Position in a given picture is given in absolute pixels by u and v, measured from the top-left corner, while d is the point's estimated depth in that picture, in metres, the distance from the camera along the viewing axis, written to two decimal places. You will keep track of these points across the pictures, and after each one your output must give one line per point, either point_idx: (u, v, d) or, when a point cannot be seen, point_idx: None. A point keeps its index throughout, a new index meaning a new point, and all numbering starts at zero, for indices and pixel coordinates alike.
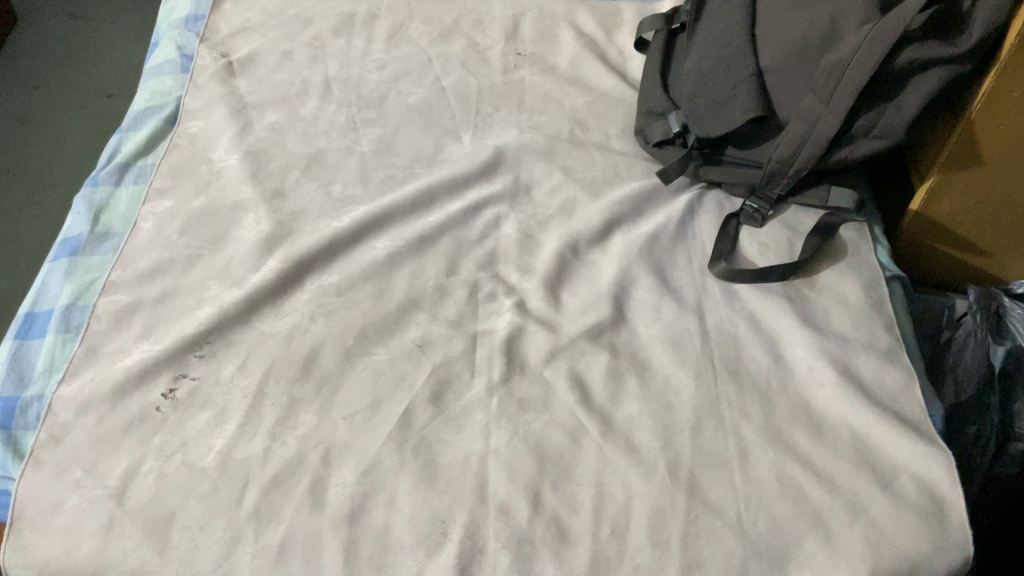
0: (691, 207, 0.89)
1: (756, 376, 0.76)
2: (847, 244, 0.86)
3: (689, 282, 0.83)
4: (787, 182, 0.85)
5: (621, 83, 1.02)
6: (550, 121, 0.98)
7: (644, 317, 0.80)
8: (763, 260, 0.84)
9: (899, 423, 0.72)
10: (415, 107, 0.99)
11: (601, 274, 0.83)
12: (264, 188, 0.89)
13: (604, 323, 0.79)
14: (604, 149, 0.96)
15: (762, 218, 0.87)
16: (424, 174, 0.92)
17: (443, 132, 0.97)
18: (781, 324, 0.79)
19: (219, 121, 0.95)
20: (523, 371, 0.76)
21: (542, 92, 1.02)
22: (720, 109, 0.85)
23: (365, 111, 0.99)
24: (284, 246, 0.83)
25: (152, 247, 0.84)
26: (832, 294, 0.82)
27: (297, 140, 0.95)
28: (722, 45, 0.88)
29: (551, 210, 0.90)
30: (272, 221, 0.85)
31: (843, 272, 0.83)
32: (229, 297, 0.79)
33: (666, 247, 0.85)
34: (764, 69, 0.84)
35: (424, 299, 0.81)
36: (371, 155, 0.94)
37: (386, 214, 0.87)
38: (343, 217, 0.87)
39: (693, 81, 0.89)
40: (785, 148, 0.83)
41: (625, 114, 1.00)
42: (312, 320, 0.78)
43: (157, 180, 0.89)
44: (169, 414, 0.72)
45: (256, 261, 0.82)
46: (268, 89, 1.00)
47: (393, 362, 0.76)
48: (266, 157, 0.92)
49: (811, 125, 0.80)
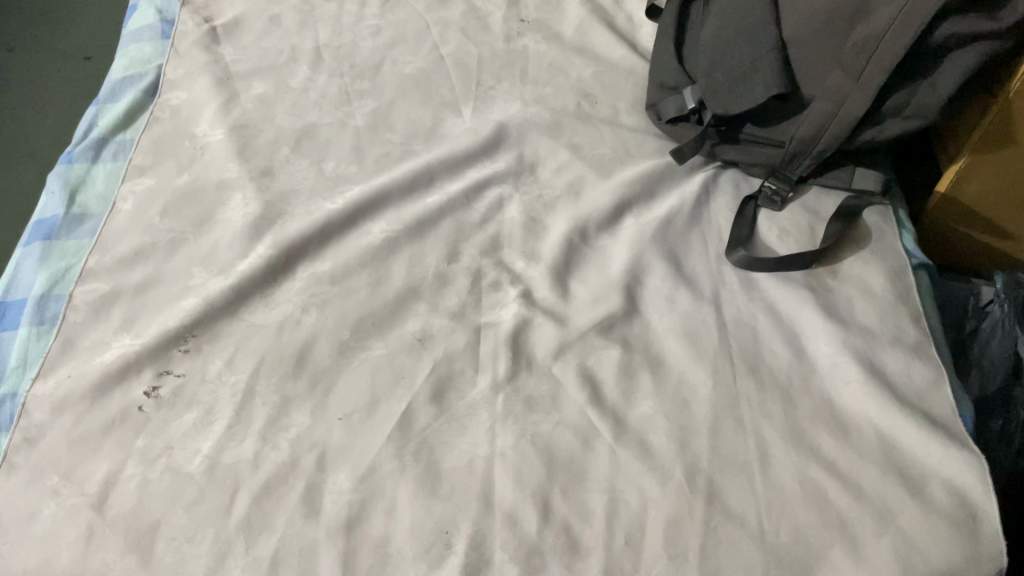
0: (706, 189, 0.84)
1: (777, 372, 0.71)
2: (871, 229, 0.81)
3: (705, 269, 0.78)
4: (810, 162, 0.80)
5: (630, 52, 0.96)
6: (555, 94, 0.93)
7: (657, 307, 0.75)
8: (783, 248, 0.79)
9: (928, 424, 0.68)
10: (412, 77, 0.93)
11: (611, 260, 0.79)
12: (251, 166, 0.83)
13: (615, 315, 0.74)
14: (613, 124, 0.90)
15: (781, 201, 0.82)
16: (422, 151, 0.87)
17: (442, 104, 0.91)
18: (803, 315, 0.75)
19: (203, 92, 0.89)
20: (530, 367, 0.71)
21: (547, 61, 0.96)
22: (740, 85, 0.80)
23: (359, 82, 0.92)
24: (274, 230, 0.78)
25: (132, 230, 0.78)
26: (856, 283, 0.77)
27: (287, 113, 0.89)
28: (741, 14, 0.81)
29: (557, 191, 0.84)
30: (261, 203, 0.80)
31: (867, 259, 0.79)
32: (216, 287, 0.74)
33: (681, 232, 0.81)
34: (788, 40, 0.78)
35: (424, 288, 0.76)
36: (366, 129, 0.88)
37: (383, 195, 0.82)
38: (337, 199, 0.81)
39: (710, 54, 0.83)
40: (809, 127, 0.78)
41: (635, 85, 0.94)
42: (304, 311, 0.74)
43: (136, 157, 0.83)
44: (152, 415, 0.67)
45: (243, 246, 0.77)
46: (254, 57, 0.93)
47: (391, 358, 0.71)
48: (254, 132, 0.86)
49: (838, 104, 0.76)
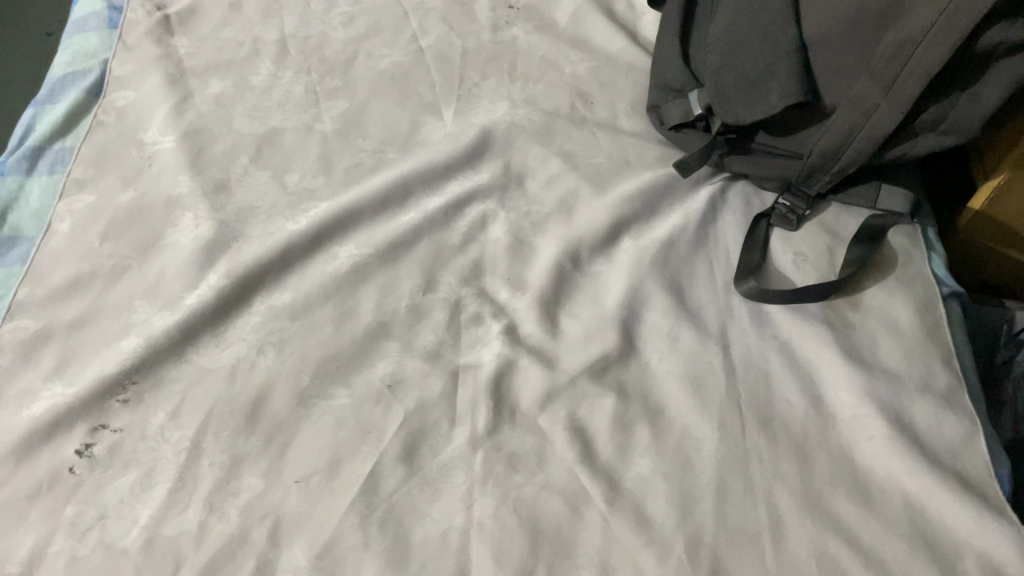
0: (713, 205, 0.75)
1: (791, 426, 0.63)
2: (897, 253, 0.72)
3: (711, 301, 0.69)
4: (830, 179, 0.71)
5: (631, 44, 0.86)
6: (547, 92, 0.83)
7: (657, 346, 0.67)
8: (800, 275, 0.71)
9: (962, 489, 0.59)
10: (388, 73, 0.84)
11: (606, 290, 0.70)
12: (205, 180, 0.74)
13: (610, 357, 0.66)
14: (610, 129, 0.81)
15: (797, 220, 0.73)
16: (397, 161, 0.78)
17: (420, 105, 0.82)
18: (821, 357, 0.66)
19: (153, 92, 0.80)
20: (513, 418, 0.63)
21: (538, 55, 0.86)
22: (753, 90, 0.70)
23: (328, 78, 0.83)
24: (228, 256, 0.70)
25: (68, 256, 0.69)
26: (881, 318, 0.68)
27: (246, 116, 0.79)
28: (755, 7, 0.72)
29: (547, 207, 0.76)
30: (214, 224, 0.71)
31: (893, 289, 0.70)
32: (160, 324, 0.66)
33: (684, 256, 0.72)
34: (809, 40, 0.69)
35: (395, 323, 0.68)
36: (335, 135, 0.79)
37: (352, 214, 0.73)
38: (300, 218, 0.73)
39: (719, 52, 0.73)
40: (830, 140, 0.69)
41: (635, 83, 0.84)
42: (260, 352, 0.65)
43: (76, 170, 0.75)
44: (85, 477, 0.59)
45: (193, 275, 0.68)
46: (212, 51, 0.84)
47: (356, 408, 0.63)
48: (209, 138, 0.77)
49: (866, 115, 0.66)
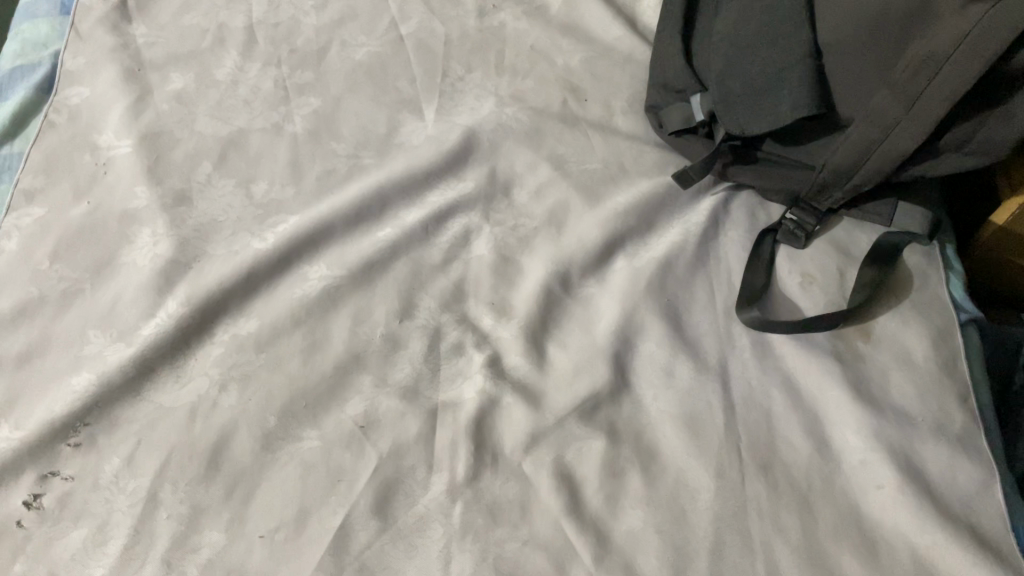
0: (714, 220, 0.70)
1: (794, 473, 0.58)
2: (913, 274, 0.67)
3: (711, 329, 0.64)
4: (842, 195, 0.65)
5: (628, 33, 0.79)
6: (537, 88, 0.77)
7: (652, 382, 0.62)
8: (807, 300, 0.66)
9: (978, 546, 0.55)
10: (365, 65, 0.77)
11: (598, 317, 0.65)
12: (164, 190, 0.68)
13: (600, 394, 0.61)
14: (605, 130, 0.75)
15: (805, 237, 0.68)
16: (373, 167, 0.72)
17: (399, 102, 0.75)
18: (827, 394, 0.62)
19: (107, 89, 0.74)
20: (495, 463, 0.59)
21: (528, 44, 0.79)
22: (761, 99, 0.64)
23: (298, 72, 0.76)
24: (189, 279, 0.64)
25: (16, 279, 0.64)
26: (893, 350, 0.63)
27: (209, 116, 0.73)
28: (764, 6, 0.65)
29: (535, 221, 0.70)
30: (173, 242, 0.66)
31: (907, 317, 0.65)
32: (114, 358, 0.61)
33: (682, 278, 0.66)
34: (824, 45, 0.62)
35: (369, 355, 0.63)
36: (306, 137, 0.73)
37: (324, 230, 0.68)
38: (267, 234, 0.67)
39: (724, 54, 0.67)
40: (843, 156, 0.63)
41: (633, 77, 0.78)
42: (222, 389, 0.61)
43: (25, 179, 0.69)
44: (33, 532, 0.55)
45: (150, 301, 0.63)
46: (173, 41, 0.77)
47: (327, 452, 0.59)
48: (169, 142, 0.71)
49: (884, 132, 0.60)
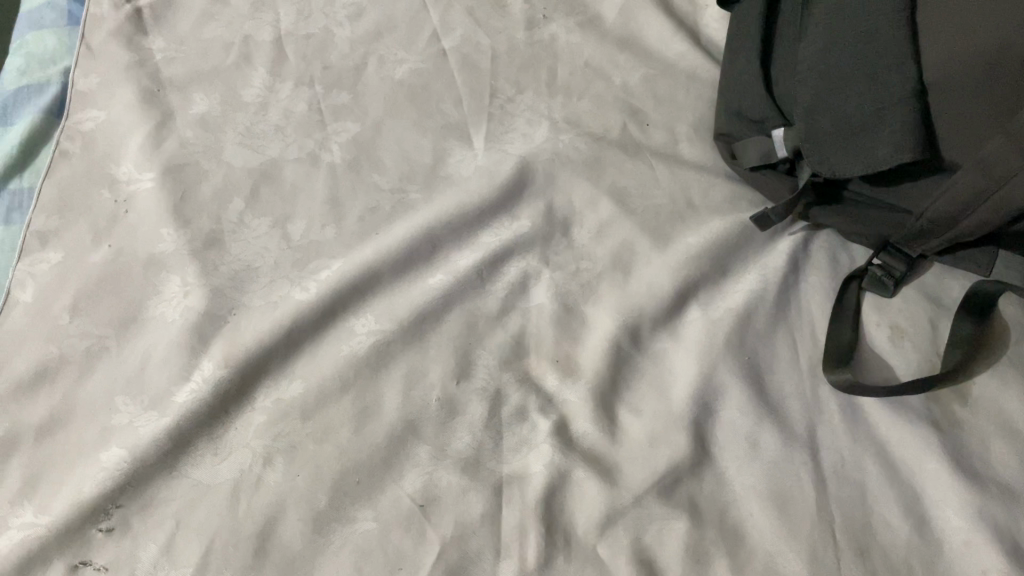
0: (795, 264, 0.64)
1: (892, 558, 0.54)
2: (1009, 326, 0.61)
3: (796, 392, 0.59)
4: (938, 244, 0.59)
5: (692, 48, 0.73)
6: (594, 111, 0.71)
7: (735, 454, 0.57)
8: (898, 356, 0.61)
9: None
10: (406, 85, 0.70)
11: (672, 378, 0.60)
12: (192, 232, 0.62)
13: (680, 468, 0.56)
14: (670, 160, 0.69)
15: (893, 285, 0.62)
16: (420, 204, 0.66)
17: (446, 128, 0.69)
18: (925, 466, 0.57)
19: (125, 113, 0.67)
20: (568, 547, 0.54)
21: (582, 60, 0.73)
22: (854, 140, 0.58)
23: (334, 92, 0.70)
24: (225, 336, 0.59)
25: (34, 337, 0.58)
26: (992, 415, 0.58)
27: (238, 143, 0.66)
28: (859, 33, 0.58)
29: (598, 264, 0.64)
30: (205, 293, 0.60)
31: (1006, 376, 0.59)
32: (147, 430, 0.55)
33: (763, 332, 0.61)
34: (928, 82, 0.55)
35: (426, 422, 0.57)
36: (345, 168, 0.66)
37: (371, 277, 0.62)
38: (308, 283, 0.61)
39: (812, 84, 0.60)
40: (946, 206, 0.57)
41: (698, 99, 0.72)
42: (267, 463, 0.55)
43: (38, 219, 0.62)
44: None
45: (183, 362, 0.57)
46: (195, 56, 0.70)
47: (384, 536, 0.53)
48: (195, 174, 0.65)
49: (996, 184, 0.54)
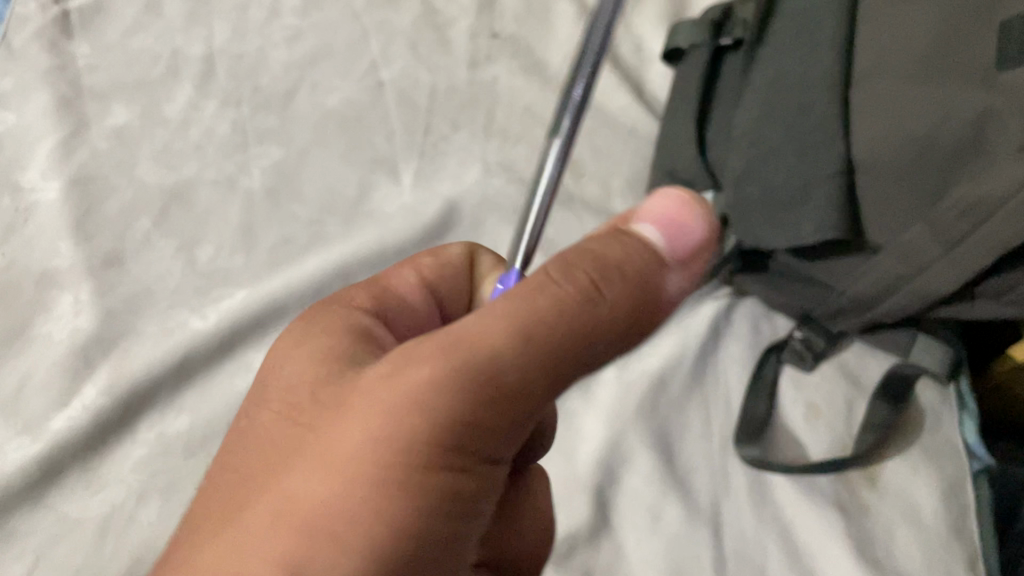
0: (715, 330, 0.63)
1: None
2: (924, 413, 0.60)
3: (705, 464, 0.58)
4: (859, 323, 0.59)
5: (634, 103, 0.72)
6: (529, 157, 0.69)
7: (635, 526, 0.55)
8: (811, 436, 0.59)
9: None
10: (337, 113, 0.68)
11: (580, 441, 0.58)
12: (92, 248, 0.60)
13: (577, 536, 0.54)
14: (601, 214, 0.68)
15: (813, 359, 0.61)
16: (338, 238, 0.63)
17: (373, 161, 0.67)
18: (826, 551, 0.55)
19: (37, 118, 0.64)
20: None
21: (522, 104, 0.71)
22: (780, 212, 0.57)
23: (261, 115, 0.67)
24: (113, 361, 0.56)
25: None
26: (898, 502, 0.57)
27: (154, 160, 0.64)
28: (794, 106, 0.58)
29: None
30: (97, 315, 0.57)
31: (917, 464, 0.58)
32: (14, 456, 0.52)
33: (676, 402, 0.60)
34: (856, 160, 0.55)
35: None
36: (263, 195, 0.64)
37: (274, 311, 0.59)
38: (208, 312, 0.59)
39: (744, 152, 0.59)
40: (868, 287, 0.56)
41: (635, 154, 0.70)
42: (140, 501, 0.52)
43: None
44: None
45: (64, 387, 0.54)
46: (119, 66, 0.68)
47: None
48: (102, 188, 0.62)
49: (915, 271, 0.53)
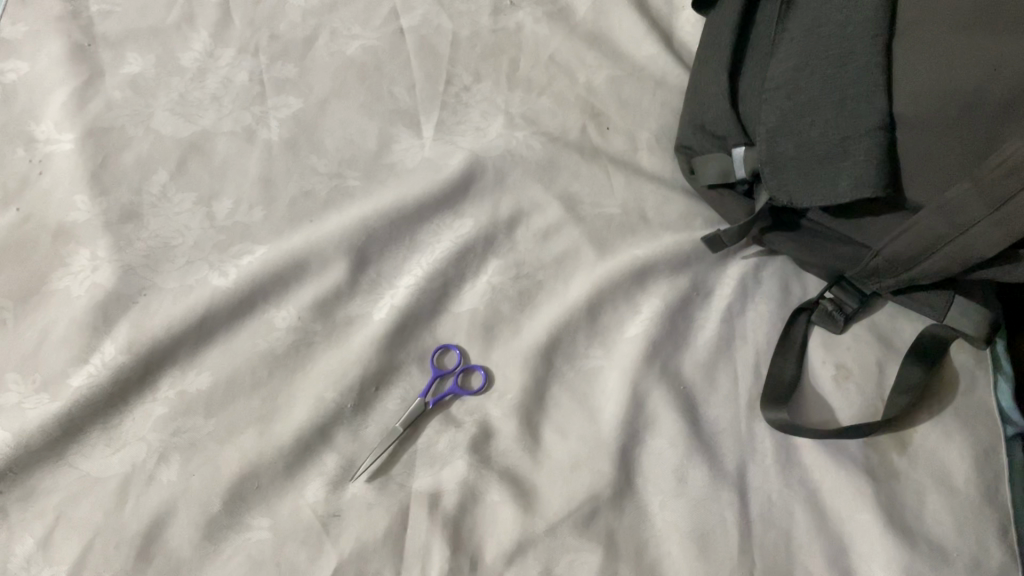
0: (743, 291, 0.62)
1: None
2: (958, 374, 0.58)
3: (730, 427, 0.57)
4: (892, 285, 0.56)
5: (663, 52, 0.69)
6: (554, 109, 0.67)
7: (659, 487, 0.55)
8: (841, 400, 0.58)
9: None
10: (356, 62, 0.66)
11: (604, 400, 0.57)
12: (108, 202, 0.59)
13: (601, 499, 0.53)
14: (627, 168, 0.66)
15: (844, 321, 0.59)
16: (358, 192, 0.62)
17: (393, 113, 0.65)
18: (854, 517, 0.54)
19: (50, 66, 0.62)
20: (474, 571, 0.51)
21: (547, 52, 0.69)
22: (816, 168, 0.55)
23: (279, 64, 0.65)
24: (133, 317, 0.55)
25: None
26: (931, 466, 0.55)
27: (170, 110, 0.62)
28: (833, 57, 0.55)
29: (543, 270, 0.62)
30: (114, 271, 0.56)
31: (951, 427, 0.56)
32: (35, 413, 0.52)
33: (702, 364, 0.59)
34: (896, 117, 0.52)
35: (338, 426, 0.55)
36: (281, 147, 0.62)
37: (297, 266, 0.58)
38: (228, 268, 0.58)
39: (777, 105, 0.57)
40: (905, 248, 0.54)
41: (663, 105, 0.68)
42: (162, 461, 0.52)
43: None
44: None
45: (83, 344, 0.54)
46: (133, 12, 0.66)
47: (278, 548, 0.51)
48: (118, 139, 0.61)
49: (957, 231, 0.51)
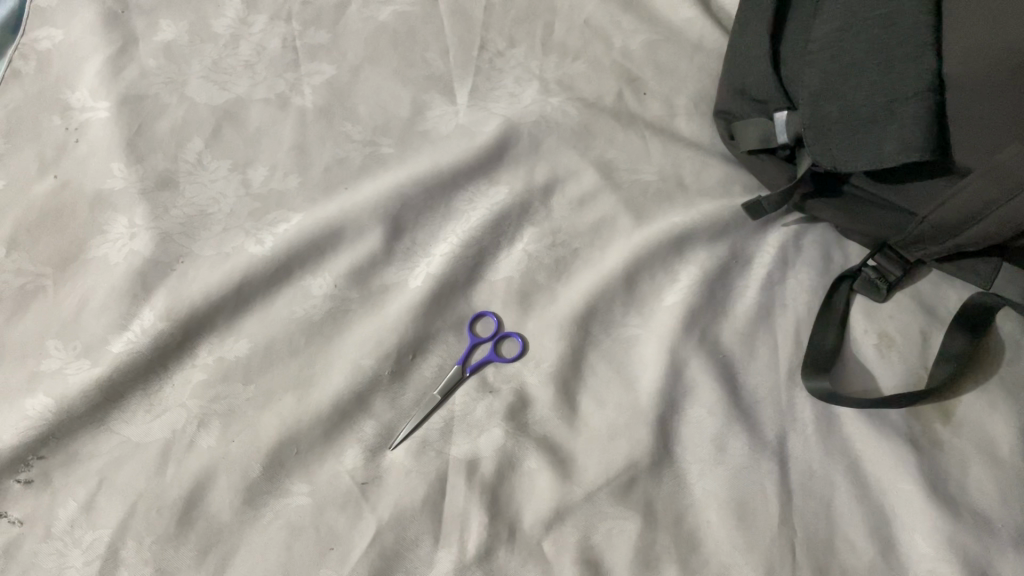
0: (783, 259, 0.61)
1: None
2: (1004, 343, 0.57)
3: (770, 396, 0.56)
4: (940, 251, 0.55)
5: (701, 16, 0.68)
6: (589, 74, 0.66)
7: (698, 456, 0.54)
8: (883, 369, 0.57)
9: None
10: (389, 27, 0.65)
11: (642, 369, 0.57)
12: (144, 169, 0.59)
13: (638, 466, 0.53)
14: (664, 134, 0.65)
15: (887, 289, 0.58)
16: (392, 160, 0.62)
17: (427, 79, 0.64)
18: (896, 486, 0.53)
19: (84, 34, 0.62)
20: (511, 537, 0.51)
21: (582, 16, 0.68)
22: (861, 132, 0.53)
23: (311, 30, 0.65)
24: (170, 285, 0.56)
25: None
26: (976, 437, 0.54)
27: (203, 77, 0.62)
28: (881, 17, 0.53)
29: (579, 238, 0.61)
30: (151, 238, 0.57)
31: (996, 397, 0.55)
32: (76, 379, 0.53)
33: (741, 333, 0.58)
34: (946, 77, 0.51)
35: (375, 394, 0.55)
36: (315, 114, 0.62)
37: (332, 234, 0.58)
38: (264, 236, 0.58)
39: (821, 68, 0.55)
40: (954, 213, 0.52)
41: (701, 70, 0.67)
42: (201, 426, 0.53)
43: None
44: None
45: (121, 310, 0.54)
46: None
47: (318, 512, 0.51)
48: (152, 107, 0.60)
49: (1010, 195, 0.49)
